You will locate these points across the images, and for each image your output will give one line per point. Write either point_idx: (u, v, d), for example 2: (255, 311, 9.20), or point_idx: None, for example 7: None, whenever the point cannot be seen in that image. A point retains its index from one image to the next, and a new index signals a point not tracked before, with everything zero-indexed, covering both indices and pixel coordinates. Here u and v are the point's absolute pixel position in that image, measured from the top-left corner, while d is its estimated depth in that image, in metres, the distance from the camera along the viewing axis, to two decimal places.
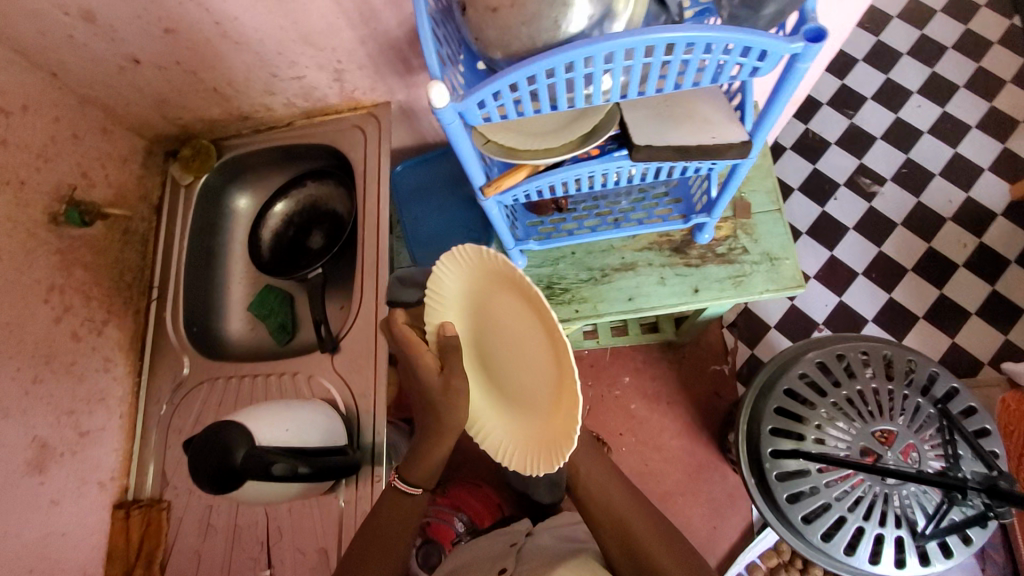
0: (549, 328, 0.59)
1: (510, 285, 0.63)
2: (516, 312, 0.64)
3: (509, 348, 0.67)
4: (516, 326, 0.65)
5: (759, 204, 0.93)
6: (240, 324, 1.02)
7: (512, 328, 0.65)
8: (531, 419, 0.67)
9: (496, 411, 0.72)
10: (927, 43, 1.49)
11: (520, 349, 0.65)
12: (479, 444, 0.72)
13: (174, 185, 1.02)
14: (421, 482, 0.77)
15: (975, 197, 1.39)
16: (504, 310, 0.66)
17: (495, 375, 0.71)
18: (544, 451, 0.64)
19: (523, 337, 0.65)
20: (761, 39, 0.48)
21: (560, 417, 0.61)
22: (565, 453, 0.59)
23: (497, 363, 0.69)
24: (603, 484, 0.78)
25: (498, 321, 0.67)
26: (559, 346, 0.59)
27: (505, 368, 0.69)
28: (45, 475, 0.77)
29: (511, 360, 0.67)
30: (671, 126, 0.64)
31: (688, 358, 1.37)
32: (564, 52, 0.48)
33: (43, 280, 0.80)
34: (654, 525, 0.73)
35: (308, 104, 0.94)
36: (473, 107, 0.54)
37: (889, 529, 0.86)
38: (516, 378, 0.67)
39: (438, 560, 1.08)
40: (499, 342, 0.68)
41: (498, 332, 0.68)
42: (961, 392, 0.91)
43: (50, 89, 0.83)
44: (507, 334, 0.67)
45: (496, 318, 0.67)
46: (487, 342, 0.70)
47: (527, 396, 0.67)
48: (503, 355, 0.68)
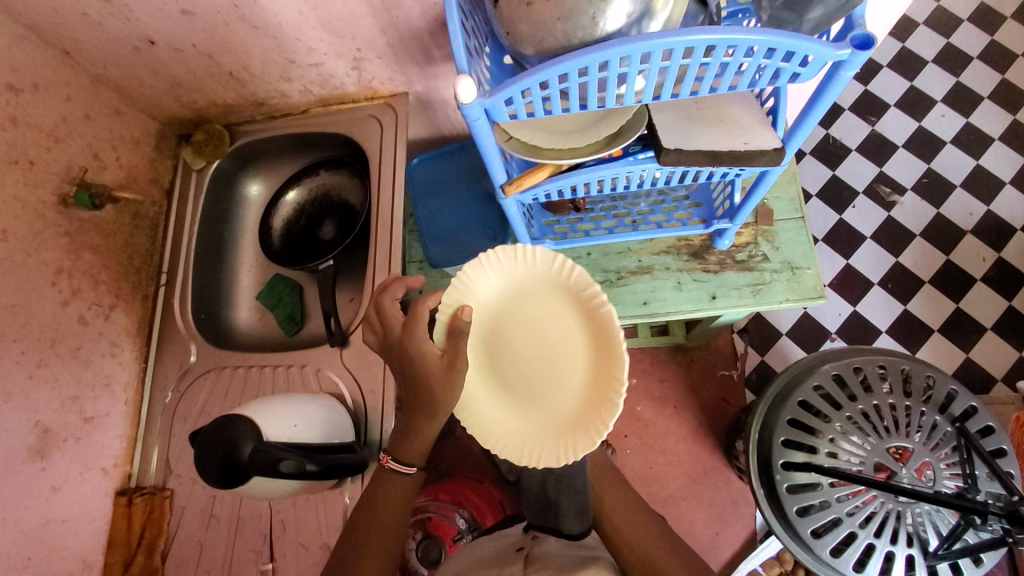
0: (599, 338, 0.65)
1: (553, 281, 0.67)
2: (548, 309, 0.69)
3: (530, 342, 0.69)
4: (546, 322, 0.69)
5: (782, 211, 0.91)
6: (249, 313, 1.02)
7: (539, 323, 0.69)
8: (542, 412, 0.69)
9: (491, 408, 0.71)
10: (953, 51, 1.45)
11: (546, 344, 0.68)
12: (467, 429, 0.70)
13: (186, 168, 1.00)
14: (416, 461, 0.72)
15: (996, 211, 1.37)
16: (544, 311, 0.69)
17: (501, 369, 0.71)
18: (559, 440, 0.67)
19: (553, 332, 0.69)
20: (806, 44, 0.46)
21: (585, 408, 0.66)
22: (580, 453, 0.64)
23: (509, 357, 0.70)
24: (631, 517, 0.80)
25: (531, 320, 0.69)
26: (603, 357, 0.65)
27: (520, 362, 0.70)
28: (47, 461, 0.76)
29: (529, 355, 0.69)
30: (700, 130, 0.63)
31: (697, 362, 1.35)
32: (599, 51, 0.46)
33: (51, 262, 0.79)
34: (660, 540, 0.76)
35: (324, 91, 0.92)
36: (500, 104, 0.52)
37: (900, 547, 0.85)
38: (532, 371, 0.69)
39: (438, 555, 1.06)
40: (519, 335, 0.70)
41: (519, 326, 0.70)
42: (979, 411, 0.89)
43: (62, 67, 0.82)
44: (531, 328, 0.69)
45: (529, 314, 0.69)
46: (500, 336, 0.70)
47: (538, 393, 0.69)
48: (520, 349, 0.70)
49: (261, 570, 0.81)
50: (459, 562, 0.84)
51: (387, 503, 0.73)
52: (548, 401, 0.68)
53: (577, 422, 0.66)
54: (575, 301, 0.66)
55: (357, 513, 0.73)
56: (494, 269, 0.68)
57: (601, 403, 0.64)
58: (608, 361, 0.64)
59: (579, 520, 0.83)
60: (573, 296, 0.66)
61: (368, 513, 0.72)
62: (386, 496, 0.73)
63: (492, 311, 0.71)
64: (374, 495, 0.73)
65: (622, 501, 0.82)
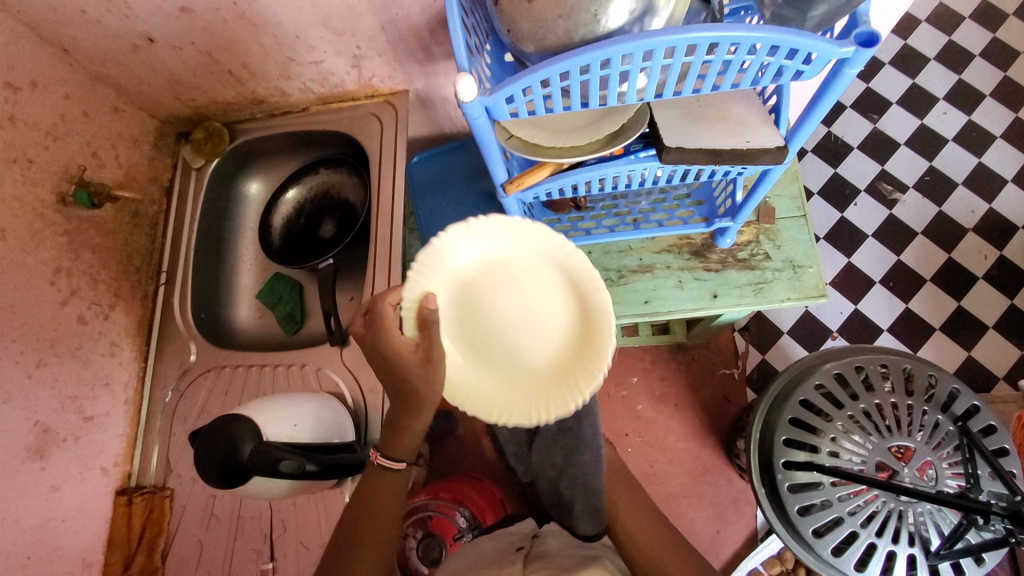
0: (576, 284, 0.67)
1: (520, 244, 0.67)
2: (519, 271, 0.69)
3: (508, 308, 0.69)
4: (517, 284, 0.69)
5: (784, 209, 0.90)
6: (249, 312, 1.01)
7: (511, 288, 0.69)
8: (533, 372, 0.69)
9: (479, 385, 0.69)
10: (955, 49, 1.45)
11: (522, 307, 0.69)
12: (464, 410, 0.67)
13: (186, 167, 1.00)
14: (405, 457, 0.72)
15: (998, 209, 1.36)
16: (511, 276, 0.69)
17: (479, 344, 0.69)
18: (559, 391, 0.67)
19: (527, 293, 0.69)
20: (810, 42, 0.45)
21: (576, 352, 0.67)
22: (586, 391, 0.65)
23: (487, 329, 0.69)
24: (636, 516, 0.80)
25: (499, 289, 0.69)
26: (584, 299, 0.67)
27: (499, 331, 0.69)
28: (46, 461, 0.76)
29: (509, 321, 0.69)
30: (702, 128, 0.62)
31: (698, 360, 1.35)
32: (601, 49, 0.46)
33: (50, 261, 0.79)
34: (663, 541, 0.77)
35: (324, 89, 0.92)
36: (501, 102, 0.52)
37: (901, 546, 0.85)
38: (514, 337, 0.68)
39: (439, 554, 1.06)
40: (494, 306, 0.69)
41: (492, 297, 0.69)
42: (981, 410, 0.89)
43: (60, 65, 0.81)
44: (503, 295, 0.69)
45: (497, 284, 0.69)
46: (473, 311, 0.69)
47: (524, 355, 0.68)
48: (496, 318, 0.69)
49: (261, 569, 0.81)
50: (459, 562, 0.82)
51: (377, 502, 0.72)
52: (537, 359, 0.68)
53: (570, 368, 0.67)
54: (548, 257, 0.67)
55: (349, 510, 0.73)
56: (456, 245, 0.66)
57: (593, 340, 0.66)
58: (591, 302, 0.66)
59: (592, 522, 0.82)
60: (545, 252, 0.67)
61: (361, 515, 0.71)
62: (381, 493, 0.72)
63: (461, 288, 0.69)
64: (366, 494, 0.72)
65: (632, 502, 0.82)
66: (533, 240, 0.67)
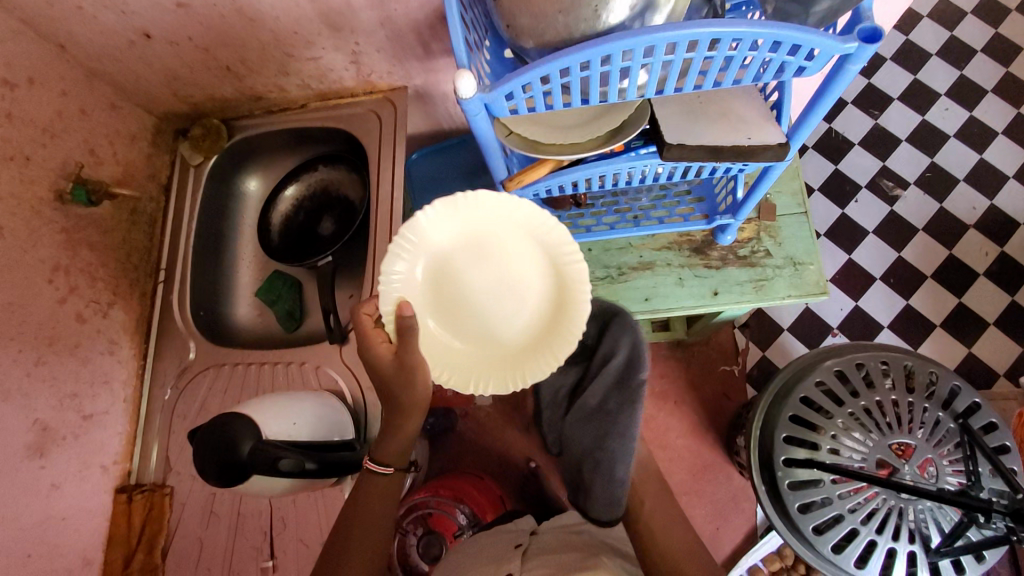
0: (533, 230, 0.65)
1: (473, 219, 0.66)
2: (483, 242, 0.67)
3: (489, 280, 0.69)
4: (482, 254, 0.68)
5: (785, 206, 0.90)
6: (248, 309, 1.01)
7: (479, 260, 0.68)
8: (526, 331, 0.69)
9: (483, 358, 0.70)
10: (957, 44, 1.44)
11: (492, 275, 0.68)
12: (479, 393, 0.68)
13: (184, 164, 0.99)
14: (394, 461, 0.73)
15: (999, 205, 1.36)
16: (470, 253, 0.68)
17: (467, 325, 0.70)
18: (557, 337, 0.67)
19: (495, 258, 0.68)
20: (812, 38, 0.45)
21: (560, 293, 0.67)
22: (578, 326, 0.66)
23: (472, 307, 0.69)
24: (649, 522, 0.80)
25: (465, 268, 0.68)
26: (546, 242, 0.65)
27: (484, 304, 0.69)
28: (46, 459, 0.76)
29: (493, 293, 0.69)
30: (702, 125, 0.62)
31: (698, 357, 1.35)
32: (602, 45, 0.45)
33: (48, 259, 0.78)
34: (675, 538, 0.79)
35: (322, 86, 0.91)
36: (501, 99, 0.51)
37: (902, 543, 0.85)
38: (497, 307, 0.69)
39: (439, 551, 1.07)
40: (471, 286, 0.69)
41: (464, 278, 0.68)
42: (982, 408, 0.89)
43: (57, 61, 0.80)
44: (472, 271, 0.68)
45: (462, 265, 0.68)
46: (452, 296, 0.69)
47: (509, 318, 0.69)
48: (476, 293, 0.69)
49: (261, 567, 0.81)
50: (459, 559, 0.82)
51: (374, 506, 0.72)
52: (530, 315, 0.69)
53: (560, 312, 0.68)
54: (506, 219, 0.65)
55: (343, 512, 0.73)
56: (412, 248, 0.65)
57: (568, 276, 0.66)
58: (562, 246, 0.64)
59: (608, 510, 0.83)
60: (501, 216, 0.65)
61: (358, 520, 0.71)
62: (369, 495, 0.72)
63: (433, 284, 0.69)
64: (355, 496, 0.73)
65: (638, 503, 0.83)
66: (478, 210, 0.64)
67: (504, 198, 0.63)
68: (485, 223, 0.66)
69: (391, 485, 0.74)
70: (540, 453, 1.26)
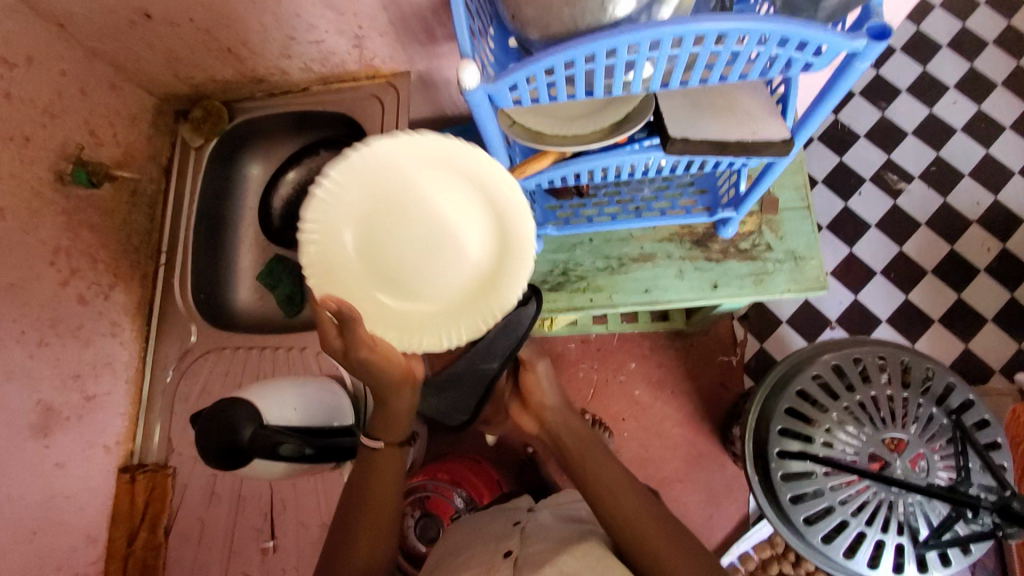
0: (438, 161, 0.57)
1: (389, 194, 0.58)
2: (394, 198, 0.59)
3: (423, 235, 0.60)
4: (390, 210, 0.59)
5: (788, 200, 0.90)
6: (250, 293, 1.00)
7: (391, 224, 0.59)
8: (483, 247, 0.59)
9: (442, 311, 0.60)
10: (968, 36, 1.42)
11: (415, 227, 0.59)
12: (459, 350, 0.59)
13: (185, 146, 1.00)
14: (383, 435, 0.70)
15: (1003, 201, 1.35)
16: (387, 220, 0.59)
17: (414, 289, 0.60)
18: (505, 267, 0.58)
19: (400, 196, 0.59)
20: (820, 34, 0.45)
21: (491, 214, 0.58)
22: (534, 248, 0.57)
23: (401, 276, 0.60)
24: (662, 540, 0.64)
25: (389, 231, 0.59)
26: (456, 164, 0.57)
27: (424, 266, 0.60)
28: (49, 439, 0.77)
29: (429, 254, 0.60)
30: (708, 118, 0.61)
31: (698, 347, 1.35)
32: (607, 39, 0.45)
33: (49, 241, 0.79)
34: (643, 507, 0.68)
35: (325, 69, 0.91)
36: (504, 90, 0.51)
37: (891, 535, 0.86)
38: (424, 263, 0.60)
39: (435, 533, 1.11)
40: (401, 244, 0.60)
41: (398, 233, 0.59)
42: (976, 404, 0.90)
43: (57, 41, 0.79)
44: (395, 227, 0.59)
45: (387, 231, 0.59)
46: (378, 260, 0.60)
47: (442, 269, 0.60)
48: (408, 255, 0.60)
49: (261, 547, 0.83)
50: (459, 537, 0.82)
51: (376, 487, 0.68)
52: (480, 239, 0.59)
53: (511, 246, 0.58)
54: (423, 162, 0.57)
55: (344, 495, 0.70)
56: (325, 223, 0.57)
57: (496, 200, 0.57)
58: (489, 163, 0.55)
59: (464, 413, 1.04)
60: (409, 149, 0.56)
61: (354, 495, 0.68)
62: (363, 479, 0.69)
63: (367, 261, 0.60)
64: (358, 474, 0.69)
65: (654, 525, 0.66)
66: (375, 170, 0.57)
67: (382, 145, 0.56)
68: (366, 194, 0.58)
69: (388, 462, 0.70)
70: (537, 439, 1.27)
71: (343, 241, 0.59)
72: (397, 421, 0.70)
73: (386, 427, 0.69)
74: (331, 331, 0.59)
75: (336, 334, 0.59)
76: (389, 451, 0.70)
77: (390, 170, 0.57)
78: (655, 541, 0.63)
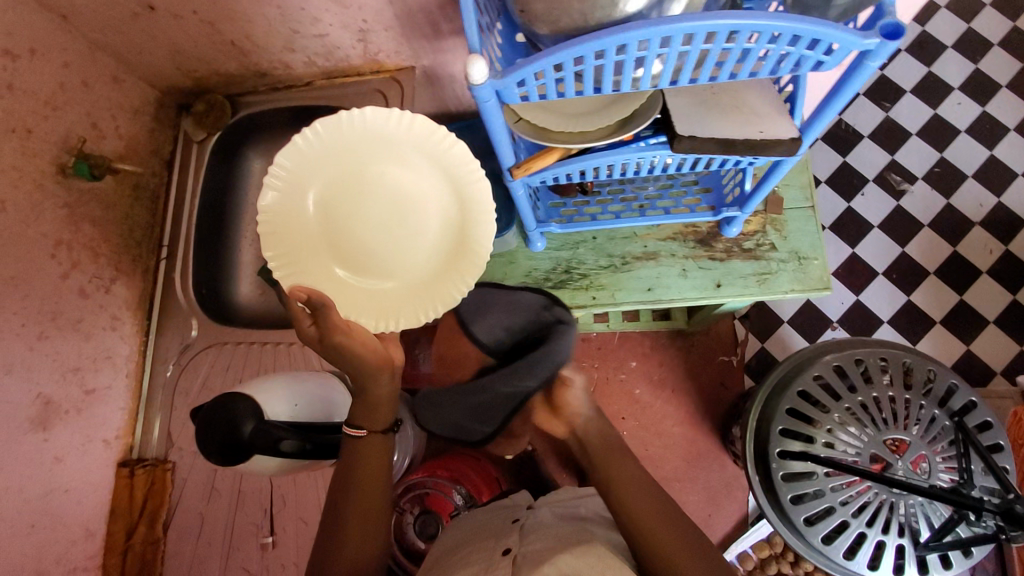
0: (384, 139, 0.65)
1: (344, 179, 0.67)
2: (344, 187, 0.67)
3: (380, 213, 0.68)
4: (342, 197, 0.68)
5: (793, 199, 0.89)
6: (251, 288, 0.99)
7: (349, 204, 0.68)
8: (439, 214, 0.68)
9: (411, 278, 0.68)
10: (973, 37, 1.41)
11: (371, 203, 0.68)
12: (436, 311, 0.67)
13: (186, 140, 0.99)
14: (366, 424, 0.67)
15: (1006, 203, 1.35)
16: (346, 201, 0.68)
17: (382, 263, 0.68)
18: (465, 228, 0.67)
19: (354, 177, 0.67)
20: (832, 32, 0.44)
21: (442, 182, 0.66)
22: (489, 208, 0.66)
23: (367, 252, 0.68)
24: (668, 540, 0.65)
25: (350, 210, 0.68)
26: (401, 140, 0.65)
27: (387, 239, 0.68)
28: (49, 433, 0.76)
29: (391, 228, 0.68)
30: (715, 116, 0.61)
31: (698, 346, 1.35)
32: (617, 35, 0.45)
33: (50, 234, 0.78)
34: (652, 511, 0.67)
35: (329, 63, 0.90)
36: (512, 85, 0.51)
37: (891, 537, 0.87)
38: (387, 236, 0.68)
39: (435, 529, 1.09)
40: (362, 221, 0.68)
41: (358, 212, 0.68)
42: (978, 406, 0.90)
43: (59, 32, 0.79)
44: (350, 209, 0.68)
45: (348, 210, 0.68)
46: (342, 243, 0.68)
47: (404, 238, 0.68)
48: (371, 231, 0.68)
49: (261, 542, 0.83)
50: (458, 535, 0.81)
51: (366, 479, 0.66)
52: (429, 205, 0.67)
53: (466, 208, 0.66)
54: (371, 145, 0.66)
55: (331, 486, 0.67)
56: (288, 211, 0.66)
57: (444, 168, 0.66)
58: (424, 128, 0.64)
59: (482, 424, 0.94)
60: (356, 133, 0.65)
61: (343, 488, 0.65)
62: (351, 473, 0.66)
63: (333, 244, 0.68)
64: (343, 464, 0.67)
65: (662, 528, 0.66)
66: (326, 156, 0.66)
67: (330, 133, 0.65)
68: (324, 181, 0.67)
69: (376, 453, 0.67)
70: (536, 437, 1.27)
71: (308, 225, 0.67)
72: (380, 409, 0.67)
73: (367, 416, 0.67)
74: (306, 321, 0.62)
75: (309, 321, 0.62)
76: (374, 439, 0.67)
77: (326, 158, 0.66)
78: (666, 538, 0.64)
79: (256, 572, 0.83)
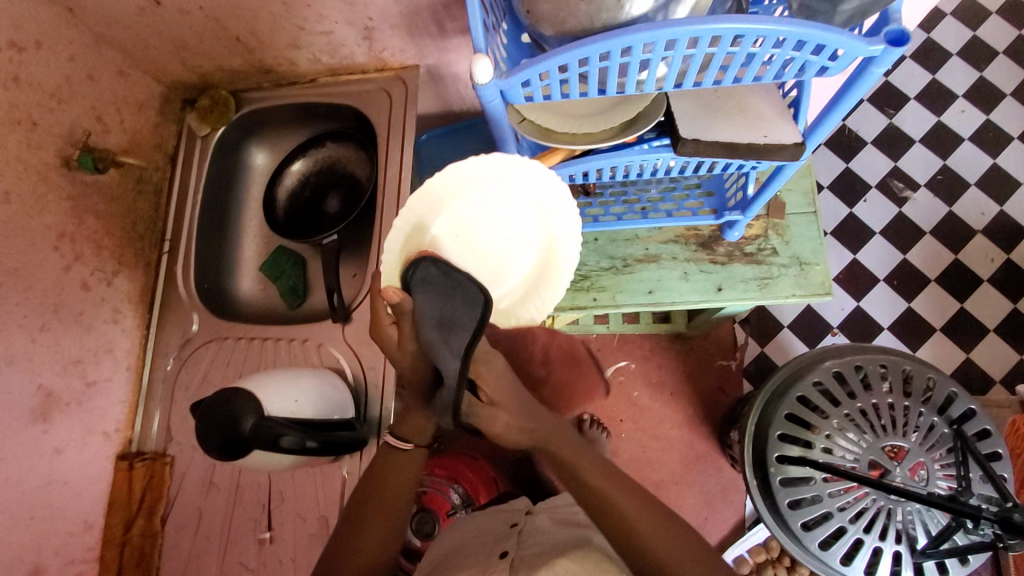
0: (529, 195, 0.64)
1: (478, 203, 0.65)
2: (482, 205, 0.65)
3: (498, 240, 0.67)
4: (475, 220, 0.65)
5: (795, 204, 0.89)
6: (251, 282, 1.01)
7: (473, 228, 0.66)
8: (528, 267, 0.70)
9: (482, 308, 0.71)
10: (978, 45, 1.41)
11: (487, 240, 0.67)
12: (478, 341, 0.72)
13: (191, 134, 0.98)
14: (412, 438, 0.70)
15: (1008, 212, 1.35)
16: (470, 223, 0.65)
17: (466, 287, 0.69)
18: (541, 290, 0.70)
19: (485, 210, 0.65)
20: (837, 38, 0.44)
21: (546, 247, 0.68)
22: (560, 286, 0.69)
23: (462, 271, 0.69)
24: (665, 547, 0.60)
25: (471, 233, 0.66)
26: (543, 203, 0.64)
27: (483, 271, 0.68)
28: (49, 424, 0.77)
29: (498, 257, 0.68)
30: (719, 120, 0.61)
31: (698, 349, 1.35)
32: (622, 36, 0.45)
33: (54, 226, 0.78)
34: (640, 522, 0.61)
35: (333, 60, 0.90)
36: (516, 86, 0.51)
37: (888, 543, 0.86)
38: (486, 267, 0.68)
39: (431, 528, 1.08)
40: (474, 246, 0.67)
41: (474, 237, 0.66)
42: (977, 414, 0.90)
43: (65, 25, 0.79)
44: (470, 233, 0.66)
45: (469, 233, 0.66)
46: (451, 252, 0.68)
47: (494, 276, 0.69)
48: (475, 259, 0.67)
49: (259, 538, 0.82)
50: (455, 537, 0.82)
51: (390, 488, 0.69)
52: (537, 248, 0.69)
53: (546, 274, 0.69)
54: (516, 190, 0.64)
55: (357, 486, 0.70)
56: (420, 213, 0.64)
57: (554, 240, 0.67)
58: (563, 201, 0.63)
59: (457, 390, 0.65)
60: (510, 179, 0.62)
61: (371, 494, 0.68)
62: (376, 484, 0.69)
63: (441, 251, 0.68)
64: (376, 469, 0.70)
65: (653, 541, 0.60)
66: (478, 182, 0.63)
67: (492, 167, 0.61)
68: (463, 197, 0.64)
69: (411, 463, 0.71)
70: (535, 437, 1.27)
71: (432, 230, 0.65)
72: (424, 425, 0.70)
73: (412, 430, 0.70)
74: (386, 318, 0.64)
75: (389, 323, 0.64)
76: (413, 455, 0.70)
77: (477, 184, 0.63)
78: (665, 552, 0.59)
79: (254, 567, 0.82)
